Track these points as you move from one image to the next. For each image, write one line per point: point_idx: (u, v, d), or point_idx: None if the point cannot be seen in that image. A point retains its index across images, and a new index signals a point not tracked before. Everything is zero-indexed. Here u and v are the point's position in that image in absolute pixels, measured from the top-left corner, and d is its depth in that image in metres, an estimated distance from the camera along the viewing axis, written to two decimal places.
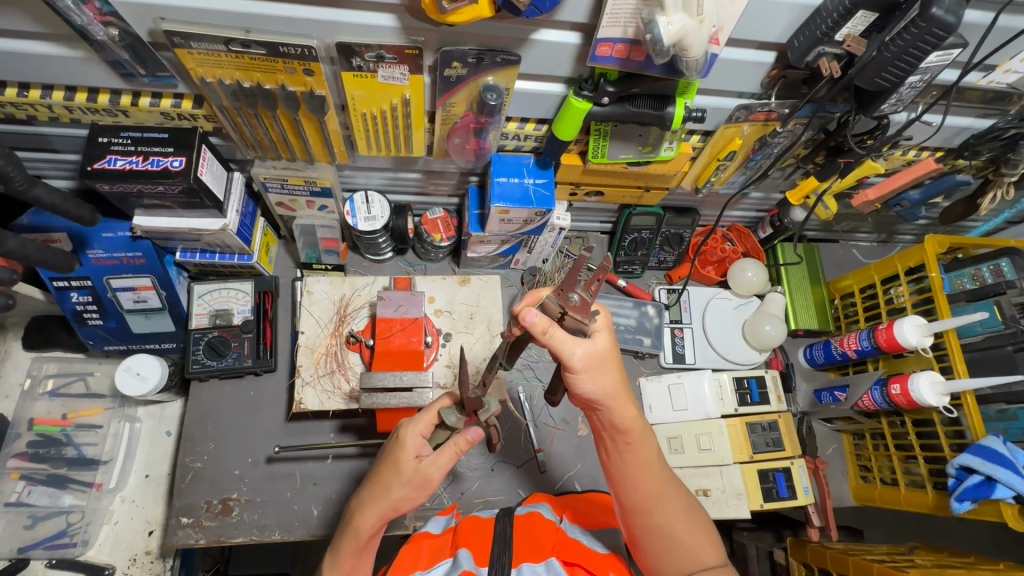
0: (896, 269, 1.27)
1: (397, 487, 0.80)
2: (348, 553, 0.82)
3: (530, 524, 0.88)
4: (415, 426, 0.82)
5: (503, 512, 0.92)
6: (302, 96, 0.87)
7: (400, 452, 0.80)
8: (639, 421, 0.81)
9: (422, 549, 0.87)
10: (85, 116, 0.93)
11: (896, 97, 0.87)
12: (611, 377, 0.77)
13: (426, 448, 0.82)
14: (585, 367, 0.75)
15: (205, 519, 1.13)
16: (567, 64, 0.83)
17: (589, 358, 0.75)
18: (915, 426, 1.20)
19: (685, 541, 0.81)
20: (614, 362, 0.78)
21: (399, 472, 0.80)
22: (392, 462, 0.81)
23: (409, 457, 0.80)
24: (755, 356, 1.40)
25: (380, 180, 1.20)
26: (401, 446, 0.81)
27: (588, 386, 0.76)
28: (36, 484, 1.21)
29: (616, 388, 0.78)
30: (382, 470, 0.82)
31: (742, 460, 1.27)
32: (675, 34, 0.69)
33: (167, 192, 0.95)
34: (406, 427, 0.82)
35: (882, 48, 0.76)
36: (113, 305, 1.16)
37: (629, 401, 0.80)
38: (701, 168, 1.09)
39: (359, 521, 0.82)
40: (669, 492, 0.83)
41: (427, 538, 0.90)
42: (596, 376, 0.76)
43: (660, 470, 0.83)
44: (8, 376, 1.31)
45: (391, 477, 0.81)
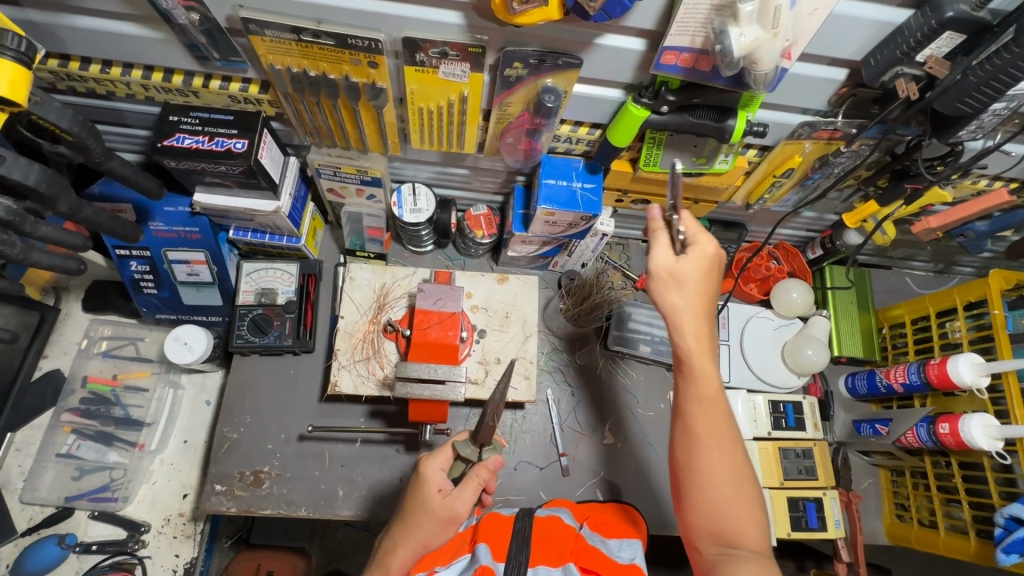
0: (953, 302, 1.21)
1: (426, 523, 0.85)
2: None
3: (550, 528, 0.87)
4: (434, 460, 0.89)
5: (523, 511, 0.90)
6: (364, 87, 0.88)
7: (424, 487, 0.87)
8: (706, 356, 0.82)
9: (443, 544, 0.87)
10: (159, 95, 0.97)
11: (976, 123, 0.80)
12: (683, 295, 0.83)
13: (451, 480, 0.88)
14: (658, 275, 0.84)
15: (237, 488, 1.16)
16: (629, 70, 0.82)
17: (665, 271, 0.83)
18: (962, 469, 1.14)
19: (719, 491, 0.78)
20: (694, 283, 0.83)
21: (426, 506, 0.86)
22: (419, 499, 0.87)
23: (433, 491, 0.86)
24: (793, 379, 1.36)
25: (428, 173, 1.23)
26: (424, 481, 0.87)
27: (658, 295, 0.84)
28: (85, 439, 1.30)
29: (686, 304, 0.82)
30: (411, 510, 0.87)
31: (771, 484, 1.23)
32: (747, 47, 0.67)
33: (228, 171, 0.98)
34: (427, 463, 0.88)
35: (968, 72, 0.71)
36: (168, 275, 1.22)
37: (700, 323, 0.83)
38: (754, 183, 1.06)
39: (389, 559, 0.84)
40: (711, 441, 0.79)
41: (446, 533, 0.90)
42: (668, 287, 0.83)
43: (713, 421, 0.80)
44: (68, 335, 1.38)
45: (419, 514, 0.86)
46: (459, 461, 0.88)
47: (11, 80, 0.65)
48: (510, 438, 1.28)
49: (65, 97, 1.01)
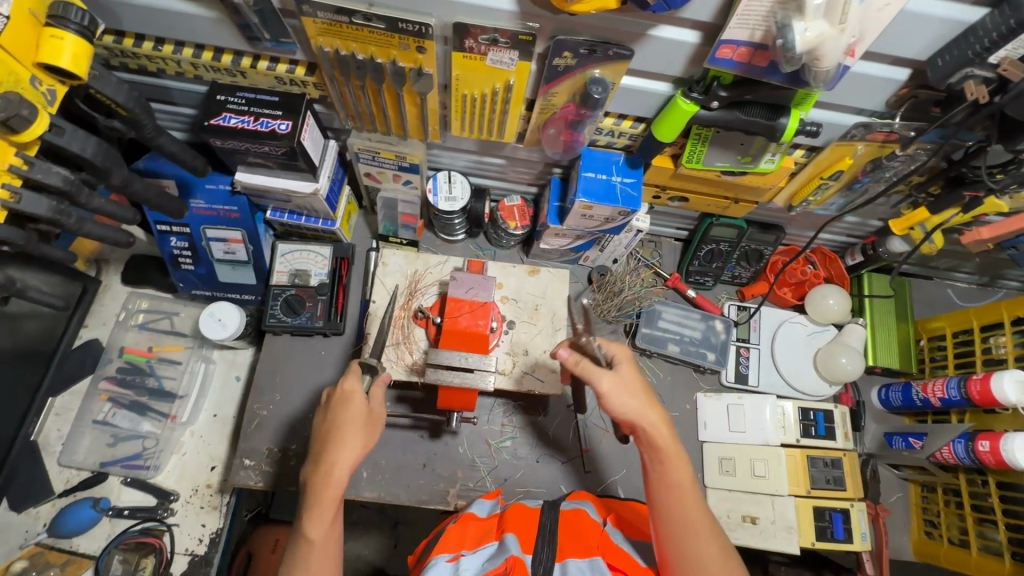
0: (999, 316, 1.18)
1: (358, 430, 0.92)
2: (322, 508, 0.87)
3: (575, 521, 0.89)
4: (353, 377, 0.96)
5: (550, 504, 0.92)
6: (410, 73, 0.88)
7: (351, 401, 0.93)
8: (671, 440, 0.88)
9: (469, 530, 0.90)
10: (207, 74, 0.98)
11: None
12: (637, 397, 0.89)
13: (365, 392, 0.97)
14: (614, 391, 0.88)
15: (265, 464, 1.19)
16: (680, 63, 0.80)
17: (615, 385, 0.88)
18: (999, 488, 1.11)
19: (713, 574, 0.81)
20: (637, 385, 0.90)
21: (355, 418, 0.92)
22: (348, 414, 0.92)
23: (361, 401, 0.94)
24: (823, 387, 1.33)
25: (465, 162, 1.22)
26: (351, 396, 0.94)
27: (618, 408, 0.88)
28: (120, 408, 1.34)
29: (641, 407, 0.88)
30: (334, 426, 0.92)
31: (797, 493, 1.21)
32: (811, 42, 0.64)
33: (271, 152, 1.00)
34: (345, 381, 0.95)
35: None
36: (205, 253, 1.25)
37: (659, 416, 0.89)
38: (799, 185, 1.04)
39: (329, 472, 0.89)
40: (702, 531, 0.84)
41: (472, 520, 0.92)
42: (625, 397, 0.88)
43: (693, 508, 0.85)
44: (107, 306, 1.42)
45: (351, 427, 0.91)
46: (365, 375, 0.99)
47: (74, 54, 0.66)
48: (534, 430, 1.28)
49: (124, 74, 1.03)
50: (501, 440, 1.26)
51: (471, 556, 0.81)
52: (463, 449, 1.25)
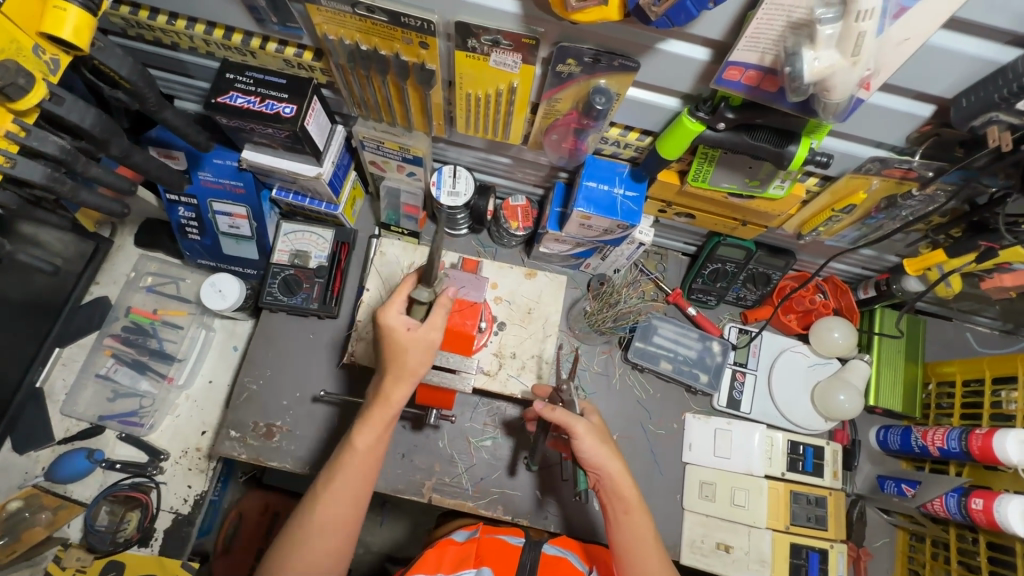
0: (1015, 370, 1.12)
1: (410, 362, 0.91)
2: (375, 417, 0.93)
3: (555, 568, 0.94)
4: (393, 310, 0.92)
5: (532, 543, 0.98)
6: (413, 67, 0.87)
7: (393, 336, 0.90)
8: (634, 492, 0.94)
9: (447, 556, 0.96)
10: (219, 51, 0.99)
11: None
12: (606, 445, 0.94)
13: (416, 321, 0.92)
14: (587, 432, 0.93)
15: (249, 437, 1.21)
16: (688, 80, 0.77)
17: (588, 428, 0.94)
18: (989, 549, 1.07)
19: None
20: (607, 435, 0.97)
21: (403, 351, 0.90)
22: (392, 348, 0.90)
23: (403, 333, 0.90)
24: (818, 422, 1.29)
25: (471, 158, 1.21)
26: (390, 329, 0.91)
27: (589, 451, 0.93)
28: (122, 364, 1.39)
29: (610, 457, 0.94)
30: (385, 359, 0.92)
31: (776, 527, 1.18)
32: (820, 73, 0.60)
33: (275, 134, 1.00)
34: (387, 315, 0.91)
35: None
36: (211, 225, 1.28)
37: (626, 470, 0.95)
38: (809, 214, 0.99)
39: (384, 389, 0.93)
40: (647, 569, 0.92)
41: (451, 545, 0.99)
42: (596, 442, 0.93)
43: (644, 550, 0.92)
44: (118, 266, 1.46)
45: (400, 358, 0.91)
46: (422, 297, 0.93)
47: (76, 27, 0.67)
48: (516, 434, 1.28)
49: (121, 39, 1.02)
50: (482, 439, 1.26)
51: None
52: (442, 444, 1.25)
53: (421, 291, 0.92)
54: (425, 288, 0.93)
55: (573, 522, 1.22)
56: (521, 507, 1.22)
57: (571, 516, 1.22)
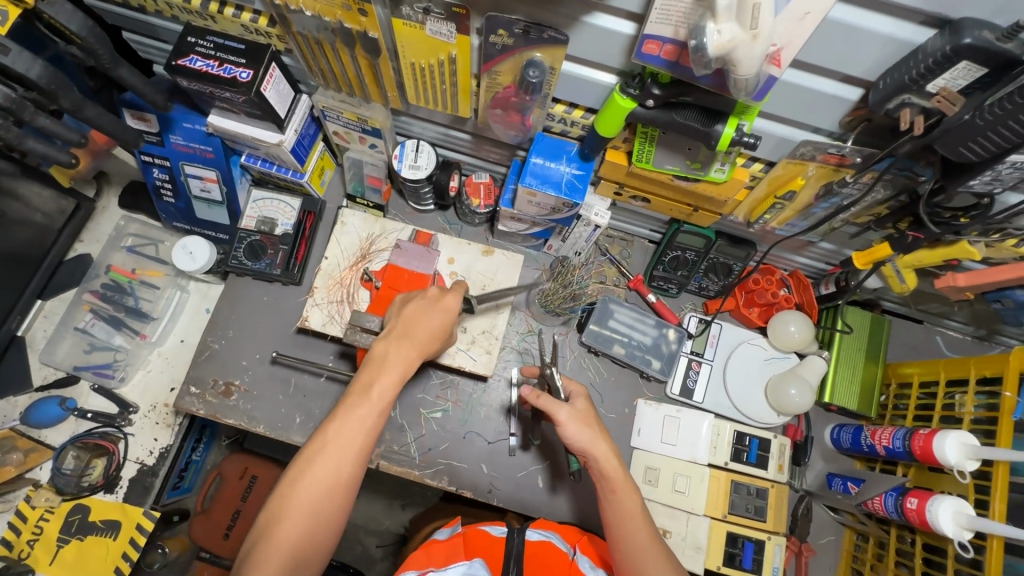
0: (967, 373, 1.09)
1: (439, 319, 0.98)
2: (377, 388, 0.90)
3: (542, 555, 0.92)
4: (455, 296, 1.01)
5: (517, 531, 0.96)
6: (358, 34, 0.89)
7: (443, 310, 0.98)
8: (620, 471, 0.94)
9: (433, 554, 0.91)
10: (182, 15, 1.02)
11: (992, 174, 0.69)
12: (592, 431, 0.95)
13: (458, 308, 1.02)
14: (570, 420, 0.94)
15: (208, 394, 1.26)
16: (618, 55, 0.78)
17: (573, 416, 0.95)
18: (925, 550, 1.05)
19: None
20: (593, 419, 0.97)
21: (444, 318, 0.98)
22: (435, 313, 0.98)
23: (452, 315, 0.99)
24: (770, 416, 1.28)
25: (434, 132, 1.23)
26: (445, 306, 0.99)
27: (575, 436, 0.94)
28: (99, 319, 1.45)
29: (595, 438, 0.95)
30: (418, 312, 0.97)
31: (714, 515, 1.18)
32: (722, 46, 0.60)
33: (234, 98, 1.03)
34: (448, 297, 1.00)
35: (977, 113, 0.62)
36: (184, 188, 1.32)
37: (612, 451, 0.95)
38: (755, 200, 0.98)
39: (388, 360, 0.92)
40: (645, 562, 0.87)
41: (434, 544, 0.93)
42: (581, 427, 0.94)
43: (636, 530, 0.90)
44: (101, 226, 1.52)
45: (440, 318, 0.98)
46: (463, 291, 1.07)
47: None
48: (469, 409, 1.30)
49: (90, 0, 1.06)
50: (432, 411, 1.29)
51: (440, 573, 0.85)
52: (394, 413, 1.28)
53: (470, 298, 1.12)
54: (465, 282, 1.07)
55: (514, 497, 1.24)
56: (467, 479, 1.25)
57: (514, 491, 1.24)
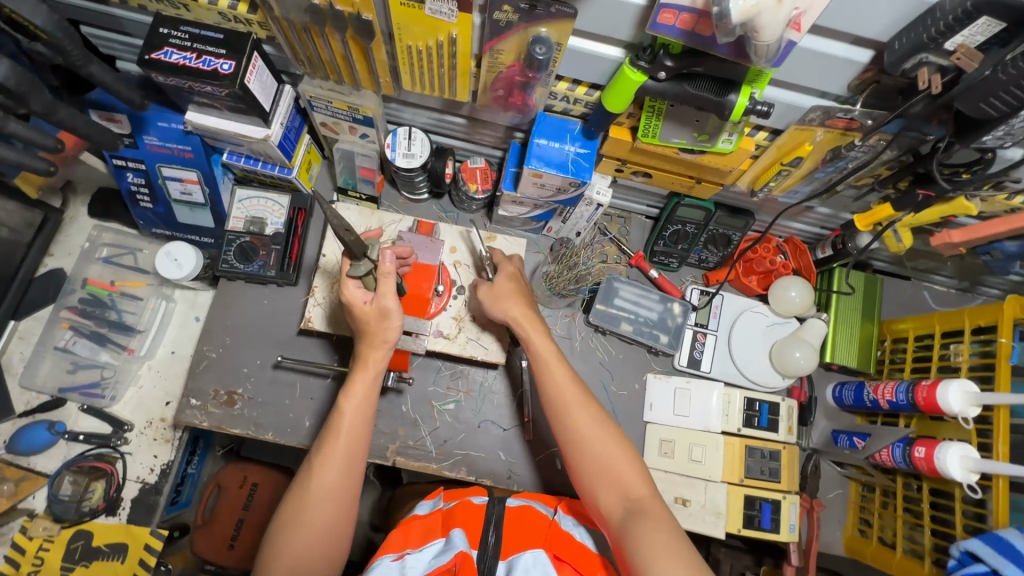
0: (961, 324, 1.13)
1: (377, 327, 0.91)
2: (362, 380, 0.95)
3: (523, 515, 0.90)
4: (351, 286, 0.89)
5: (495, 498, 0.92)
6: (351, 18, 0.85)
7: (355, 310, 0.90)
8: (536, 332, 1.03)
9: (412, 531, 0.90)
10: (151, 5, 0.94)
11: (1006, 128, 0.71)
12: (513, 303, 1.06)
13: (372, 292, 0.89)
14: (489, 297, 1.08)
15: (211, 405, 1.21)
16: (627, 28, 0.76)
17: (489, 293, 1.08)
18: (931, 495, 1.10)
19: (614, 462, 0.90)
20: (512, 291, 1.07)
21: (367, 322, 0.90)
22: (361, 321, 0.91)
23: (362, 307, 0.89)
24: (775, 379, 1.31)
25: (426, 118, 1.18)
26: (350, 304, 0.90)
27: (497, 311, 1.07)
28: (81, 337, 1.37)
29: (518, 310, 1.05)
30: (360, 327, 0.93)
31: (731, 480, 1.21)
32: (747, 12, 0.59)
33: (215, 93, 0.97)
34: (345, 289, 0.89)
35: (997, 68, 0.65)
36: (162, 192, 1.25)
37: (533, 318, 1.04)
38: (760, 169, 0.99)
39: (366, 367, 0.96)
40: (574, 407, 0.95)
41: (416, 520, 0.92)
42: (500, 303, 1.06)
43: (561, 383, 0.98)
44: (71, 237, 1.43)
45: (372, 329, 0.91)
46: (365, 265, 0.88)
47: None
48: (481, 397, 1.29)
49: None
50: (445, 403, 1.28)
51: (418, 554, 0.83)
52: (406, 408, 1.26)
53: (357, 267, 0.87)
54: (359, 263, 0.87)
55: (534, 481, 1.24)
56: (484, 468, 1.24)
57: (532, 475, 1.25)
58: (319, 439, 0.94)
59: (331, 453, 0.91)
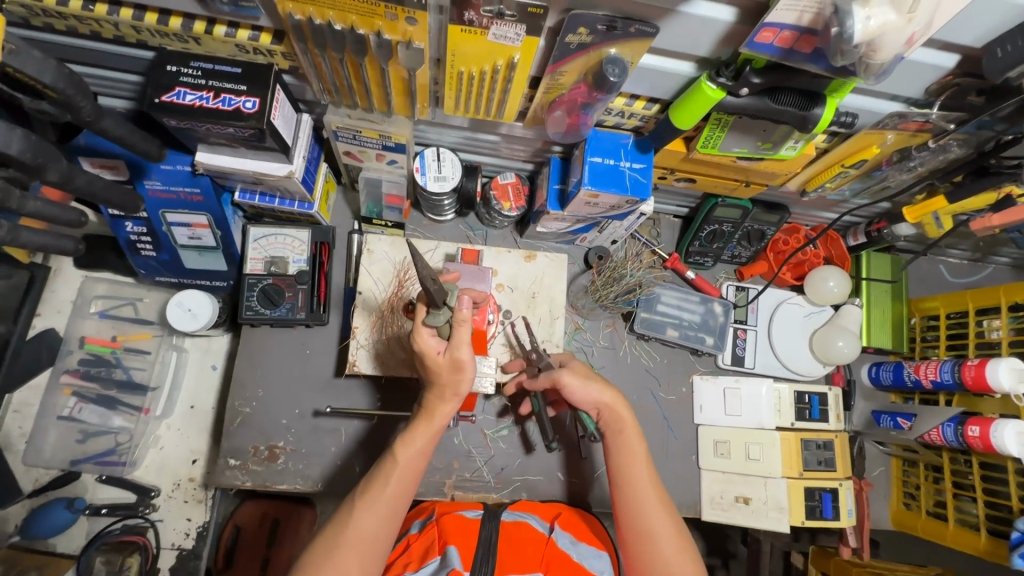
0: (997, 301, 1.18)
1: (449, 379, 0.84)
2: (422, 429, 0.87)
3: (517, 533, 0.88)
4: (425, 331, 0.83)
5: (490, 515, 0.90)
6: (397, 47, 0.76)
7: (427, 360, 0.83)
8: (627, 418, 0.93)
9: (412, 553, 0.87)
10: (153, 39, 0.83)
11: None
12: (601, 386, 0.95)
13: (450, 340, 0.83)
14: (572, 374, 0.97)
15: (252, 463, 1.13)
16: (708, 44, 0.71)
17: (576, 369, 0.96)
18: (982, 468, 1.15)
19: (670, 557, 0.82)
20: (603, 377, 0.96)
21: (439, 373, 0.84)
22: (433, 371, 0.84)
23: (435, 357, 0.83)
24: (817, 368, 1.33)
25: (455, 137, 1.11)
26: (422, 350, 0.84)
27: (578, 391, 0.95)
28: (87, 402, 1.24)
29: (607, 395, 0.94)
30: (429, 375, 0.86)
31: (790, 475, 1.23)
32: (872, 32, 0.56)
33: (237, 133, 0.87)
34: (420, 335, 0.83)
35: None
36: (167, 239, 1.13)
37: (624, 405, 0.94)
38: (816, 171, 0.98)
39: (431, 419, 0.88)
40: (648, 505, 0.86)
41: (416, 543, 0.89)
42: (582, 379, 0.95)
43: (639, 474, 0.88)
44: (59, 292, 1.30)
45: (441, 381, 0.85)
46: (444, 313, 0.82)
47: None
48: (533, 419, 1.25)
49: (25, 32, 0.86)
50: (497, 429, 1.24)
51: None
52: (458, 440, 1.22)
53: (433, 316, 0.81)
54: (438, 312, 0.81)
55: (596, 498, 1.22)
56: (545, 491, 1.22)
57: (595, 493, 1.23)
58: (365, 480, 0.86)
59: (372, 501, 0.82)
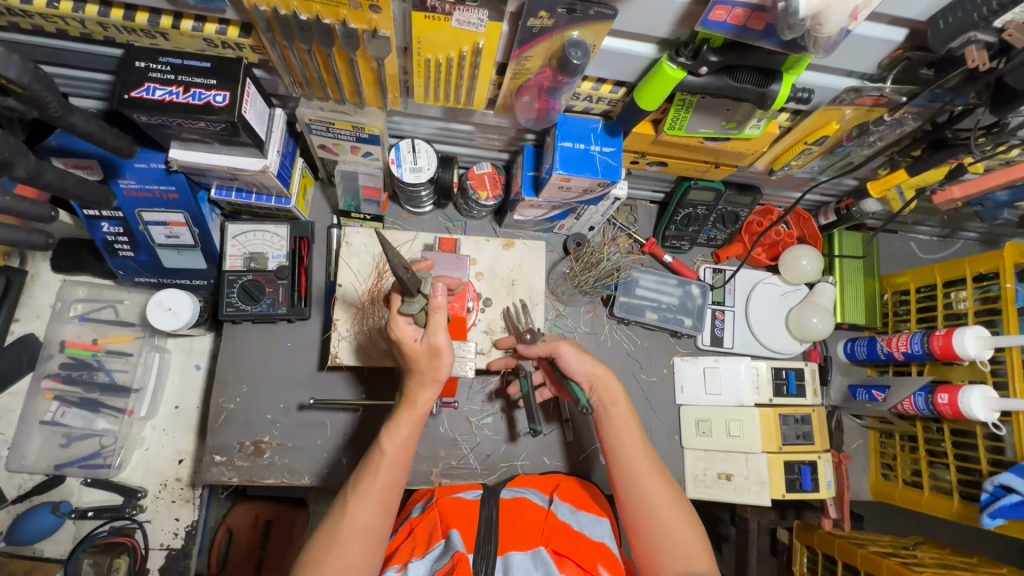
0: (962, 273, 1.20)
1: (426, 365, 0.85)
2: (406, 418, 0.88)
3: (517, 512, 0.89)
4: (400, 321, 0.84)
5: (488, 495, 0.92)
6: (364, 36, 0.78)
7: (405, 348, 0.84)
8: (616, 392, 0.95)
9: (417, 539, 0.88)
10: (120, 35, 0.83)
11: None
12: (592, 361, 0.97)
13: (426, 326, 0.84)
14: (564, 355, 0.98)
15: (238, 458, 1.14)
16: (665, 25, 0.73)
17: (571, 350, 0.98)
18: (953, 435, 1.19)
19: (676, 530, 0.85)
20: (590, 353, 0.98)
21: (418, 360, 0.85)
22: (412, 360, 0.85)
23: (412, 344, 0.84)
24: (794, 346, 1.36)
25: (430, 128, 1.12)
26: (399, 340, 0.85)
27: (575, 365, 0.97)
28: (70, 406, 1.22)
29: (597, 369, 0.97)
30: (408, 363, 0.87)
31: (770, 449, 1.26)
32: (815, 7, 0.59)
33: (208, 128, 0.88)
34: (395, 325, 0.84)
35: None
36: (144, 238, 1.13)
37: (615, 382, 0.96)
38: (781, 150, 1.00)
39: (413, 408, 0.88)
40: (645, 475, 0.88)
41: (420, 529, 0.90)
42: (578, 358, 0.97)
43: (632, 443, 0.91)
44: (37, 298, 1.30)
45: (420, 367, 0.86)
46: (418, 301, 0.83)
47: None
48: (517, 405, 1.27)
49: None
50: (482, 416, 1.25)
51: (419, 562, 0.81)
52: (444, 429, 1.23)
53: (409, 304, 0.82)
54: (413, 299, 0.83)
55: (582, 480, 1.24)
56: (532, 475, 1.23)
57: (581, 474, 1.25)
58: (354, 474, 0.87)
59: (362, 493, 0.83)
